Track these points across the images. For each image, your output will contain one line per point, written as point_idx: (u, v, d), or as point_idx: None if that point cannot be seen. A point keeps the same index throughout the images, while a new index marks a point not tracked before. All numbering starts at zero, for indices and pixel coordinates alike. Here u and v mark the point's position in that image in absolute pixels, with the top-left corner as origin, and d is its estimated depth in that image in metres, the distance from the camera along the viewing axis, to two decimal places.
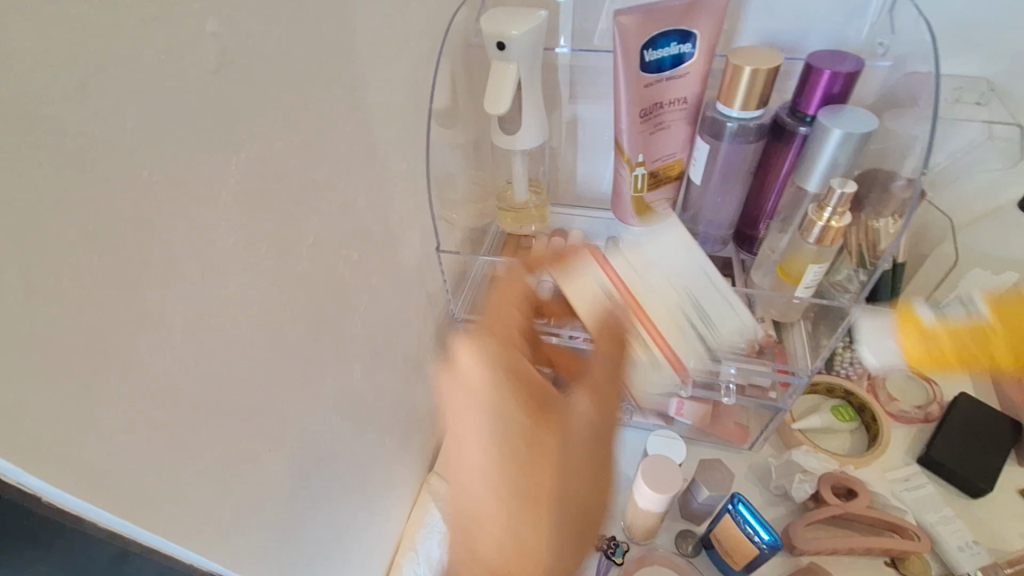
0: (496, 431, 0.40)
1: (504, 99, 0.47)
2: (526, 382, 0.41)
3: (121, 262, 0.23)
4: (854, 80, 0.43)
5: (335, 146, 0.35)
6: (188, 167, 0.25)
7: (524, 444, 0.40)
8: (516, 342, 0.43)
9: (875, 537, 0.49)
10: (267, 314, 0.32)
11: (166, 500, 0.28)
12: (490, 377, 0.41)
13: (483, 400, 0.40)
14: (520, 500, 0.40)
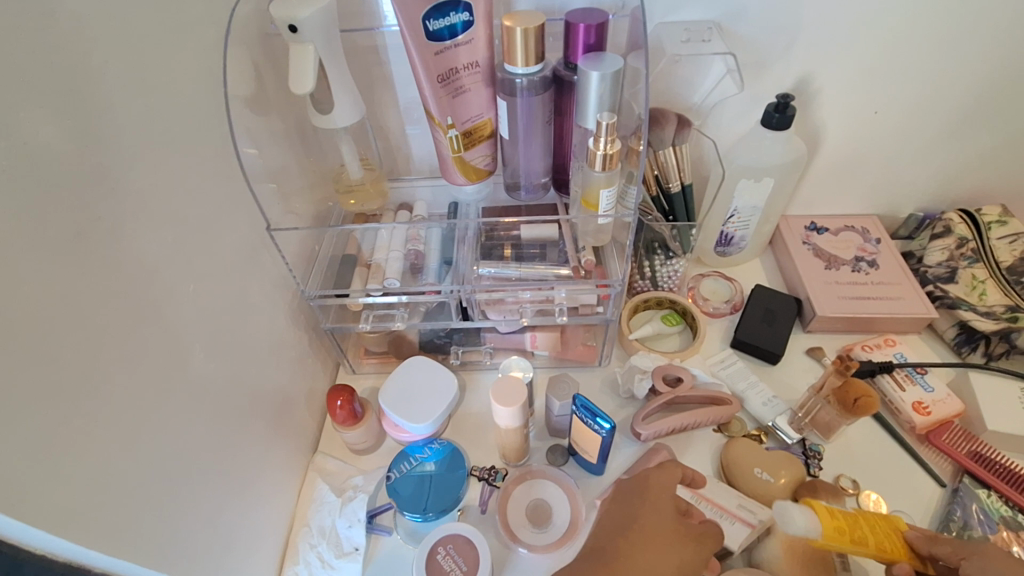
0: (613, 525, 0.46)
1: (308, 79, 0.51)
2: (637, 489, 0.48)
3: None
4: (604, 31, 0.51)
5: (129, 135, 0.37)
6: None
7: (613, 539, 0.45)
8: (654, 488, 0.48)
9: (700, 410, 0.60)
10: (87, 300, 0.34)
11: (8, 483, 0.28)
12: (636, 512, 0.46)
13: (635, 518, 0.46)
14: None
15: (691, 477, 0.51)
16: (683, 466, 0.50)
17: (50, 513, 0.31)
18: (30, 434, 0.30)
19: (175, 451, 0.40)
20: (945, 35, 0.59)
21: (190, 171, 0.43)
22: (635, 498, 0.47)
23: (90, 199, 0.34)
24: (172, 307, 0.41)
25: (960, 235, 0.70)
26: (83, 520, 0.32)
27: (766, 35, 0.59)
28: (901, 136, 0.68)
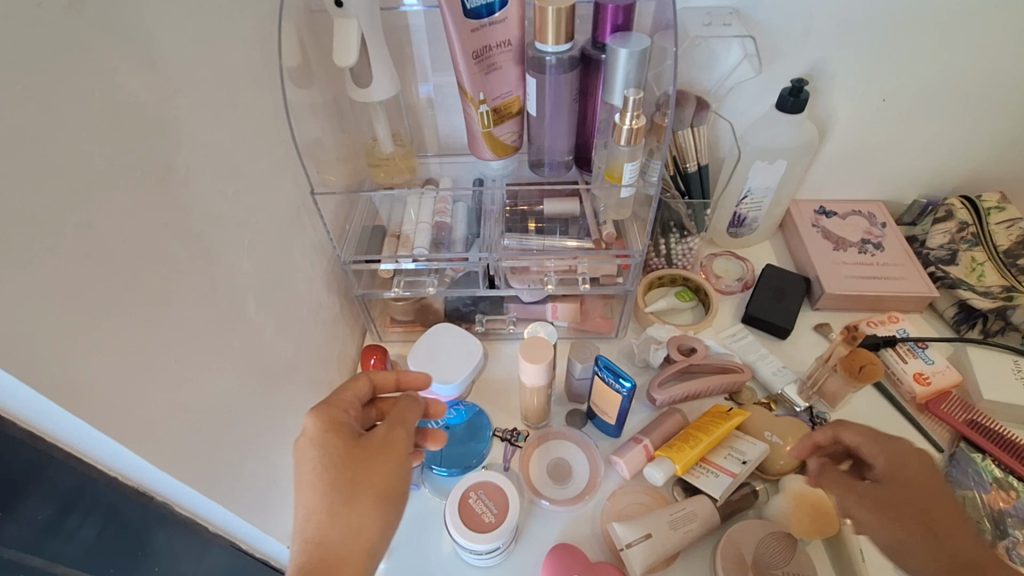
0: (323, 470, 0.42)
1: (351, 53, 0.53)
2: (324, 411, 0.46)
3: (36, 188, 0.28)
4: (631, 12, 0.54)
5: (200, 97, 0.40)
6: (78, 110, 0.30)
7: (325, 479, 0.42)
8: (337, 401, 0.47)
9: (713, 377, 0.63)
10: (168, 247, 0.37)
11: (104, 405, 0.32)
12: (333, 450, 0.43)
13: (336, 452, 0.43)
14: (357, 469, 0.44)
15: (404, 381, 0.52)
16: (366, 377, 0.50)
17: (136, 435, 0.34)
18: (123, 363, 0.33)
19: (232, 392, 0.43)
20: (950, 25, 0.62)
21: (247, 131, 0.46)
22: (319, 437, 0.43)
23: (168, 149, 0.37)
24: (231, 258, 0.43)
25: (961, 220, 0.73)
26: (161, 447, 0.36)
27: (780, 22, 0.62)
28: (907, 123, 0.71)
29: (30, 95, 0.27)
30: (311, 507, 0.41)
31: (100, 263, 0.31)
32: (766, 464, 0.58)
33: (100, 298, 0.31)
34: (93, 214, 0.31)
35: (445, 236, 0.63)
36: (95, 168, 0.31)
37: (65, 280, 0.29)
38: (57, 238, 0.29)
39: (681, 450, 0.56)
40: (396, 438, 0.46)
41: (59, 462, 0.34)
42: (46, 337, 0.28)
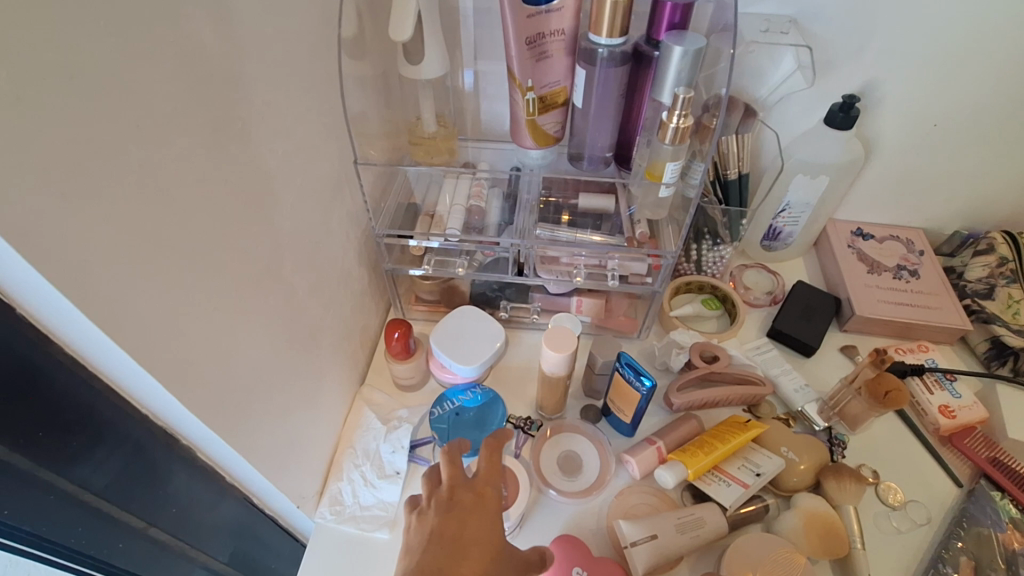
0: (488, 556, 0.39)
1: (406, 27, 0.54)
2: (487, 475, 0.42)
3: (103, 118, 0.28)
4: (689, 11, 0.53)
5: (261, 54, 0.40)
6: (151, 49, 0.31)
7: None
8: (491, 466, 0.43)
9: (733, 387, 0.62)
10: (219, 195, 0.37)
11: (144, 339, 0.32)
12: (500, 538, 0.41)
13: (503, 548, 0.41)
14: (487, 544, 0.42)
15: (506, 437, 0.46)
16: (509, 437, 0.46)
17: (172, 374, 0.35)
18: (166, 301, 0.34)
19: (261, 347, 0.44)
20: (1015, 54, 0.61)
21: (300, 93, 0.46)
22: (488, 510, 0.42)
23: (228, 102, 0.38)
24: (274, 215, 0.44)
25: (1001, 255, 0.70)
26: (193, 388, 0.36)
27: (838, 36, 0.61)
28: (957, 151, 0.70)
29: (110, 28, 0.28)
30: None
31: (156, 201, 0.32)
32: (778, 480, 0.57)
33: (151, 235, 0.32)
34: (154, 152, 0.32)
35: (478, 220, 0.64)
36: (159, 108, 0.32)
37: (122, 212, 0.30)
38: (119, 171, 0.30)
39: (693, 458, 0.55)
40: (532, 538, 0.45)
41: (97, 393, 0.35)
42: (98, 265, 0.29)
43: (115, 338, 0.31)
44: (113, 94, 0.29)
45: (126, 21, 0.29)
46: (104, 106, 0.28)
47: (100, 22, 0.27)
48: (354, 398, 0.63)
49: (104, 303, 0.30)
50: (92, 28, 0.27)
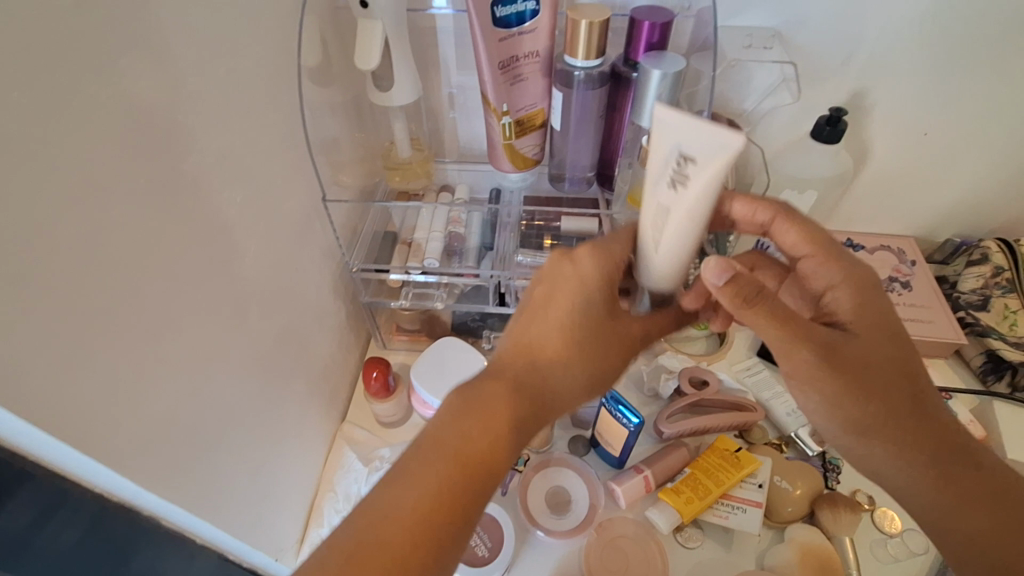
0: (508, 386, 0.39)
1: (373, 55, 0.51)
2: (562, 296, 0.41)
3: (23, 200, 0.26)
4: (667, 30, 0.51)
5: (212, 101, 0.38)
6: (80, 118, 0.29)
7: (528, 408, 0.39)
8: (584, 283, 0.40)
9: (724, 415, 0.61)
10: (170, 258, 0.35)
11: (86, 426, 0.30)
12: (547, 339, 0.40)
13: (552, 406, 0.40)
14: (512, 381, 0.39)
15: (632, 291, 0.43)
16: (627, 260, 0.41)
17: (118, 454, 0.32)
18: (110, 381, 0.32)
19: (225, 406, 0.42)
20: (1008, 61, 0.59)
21: (260, 134, 0.44)
22: (551, 304, 0.41)
23: (176, 157, 0.35)
24: (237, 268, 0.42)
25: (996, 265, 0.69)
26: (145, 465, 0.34)
27: (824, 48, 0.59)
28: (947, 159, 0.68)
29: (26, 104, 0.26)
30: (495, 420, 0.37)
31: (93, 278, 0.30)
32: (772, 510, 0.56)
33: (89, 315, 0.30)
34: (89, 227, 0.30)
35: (457, 248, 0.62)
36: (94, 178, 0.30)
37: (52, 297, 0.28)
38: (45, 255, 0.27)
39: (690, 500, 0.54)
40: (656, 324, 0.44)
41: (44, 477, 0.33)
42: (25, 358, 0.27)
43: (51, 431, 0.29)
44: (35, 173, 0.27)
45: (46, 93, 0.27)
46: (24, 188, 0.26)
47: (13, 100, 0.25)
48: (334, 436, 0.62)
49: (32, 396, 0.27)
50: (4, 107, 0.25)
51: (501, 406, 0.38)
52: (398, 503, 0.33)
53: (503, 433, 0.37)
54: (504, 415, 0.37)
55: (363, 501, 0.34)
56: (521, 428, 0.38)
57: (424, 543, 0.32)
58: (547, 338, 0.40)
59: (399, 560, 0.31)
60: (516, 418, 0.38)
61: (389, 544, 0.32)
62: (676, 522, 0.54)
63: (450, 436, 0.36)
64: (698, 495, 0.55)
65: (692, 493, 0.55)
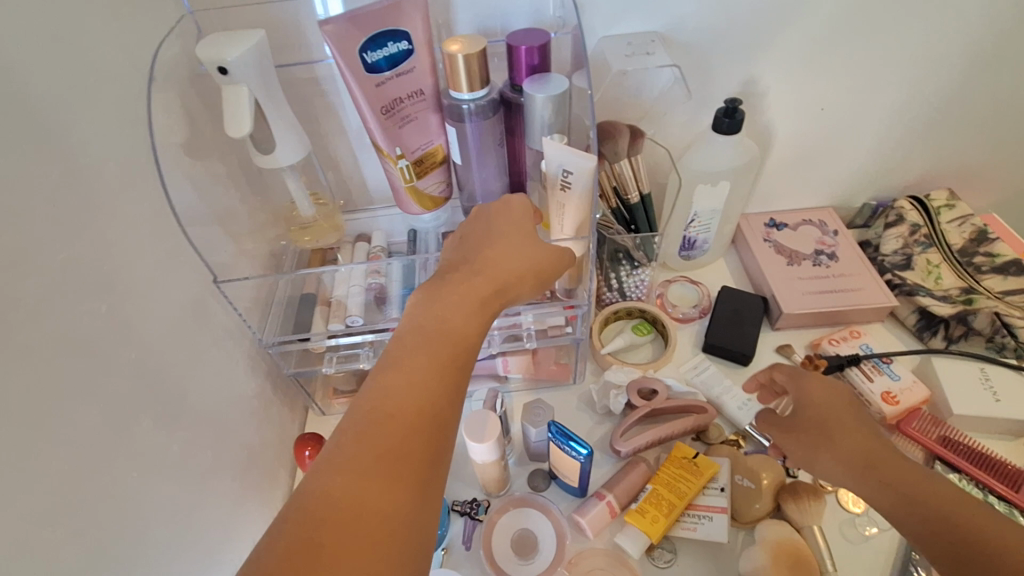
0: (400, 389, 0.36)
1: (244, 121, 0.48)
2: (447, 293, 0.42)
3: None
4: (546, 51, 0.50)
5: (45, 212, 0.35)
6: None
7: (452, 369, 0.39)
8: (472, 277, 0.44)
9: (678, 421, 0.60)
10: (23, 395, 0.32)
11: None
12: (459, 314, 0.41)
13: (473, 352, 0.40)
14: (400, 386, 0.37)
15: (523, 272, 0.45)
16: (503, 243, 0.46)
17: None
18: None
19: (130, 531, 0.38)
20: (878, 29, 0.60)
21: (121, 231, 0.41)
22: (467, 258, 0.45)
23: (10, 282, 0.32)
24: (115, 383, 0.39)
25: (912, 222, 0.72)
26: None
27: (708, 42, 0.59)
28: (847, 128, 0.69)
29: None
30: (417, 387, 0.37)
31: None
32: (740, 511, 0.55)
33: None
34: None
35: (379, 301, 0.59)
36: None
37: None
38: None
39: (654, 520, 0.52)
40: (555, 256, 0.48)
41: None
42: None
43: None
44: None
45: None
46: None
47: None
48: None
49: None
50: None
51: (394, 415, 0.35)
52: (333, 488, 0.32)
53: (394, 446, 0.34)
54: (393, 429, 0.35)
55: (294, 495, 0.33)
56: (421, 442, 0.35)
57: (377, 518, 0.32)
58: (430, 336, 0.40)
59: (338, 539, 0.30)
60: (409, 430, 0.35)
61: (323, 525, 0.31)
62: (643, 544, 0.52)
63: (342, 456, 0.33)
64: (660, 512, 0.53)
65: (654, 511, 0.53)
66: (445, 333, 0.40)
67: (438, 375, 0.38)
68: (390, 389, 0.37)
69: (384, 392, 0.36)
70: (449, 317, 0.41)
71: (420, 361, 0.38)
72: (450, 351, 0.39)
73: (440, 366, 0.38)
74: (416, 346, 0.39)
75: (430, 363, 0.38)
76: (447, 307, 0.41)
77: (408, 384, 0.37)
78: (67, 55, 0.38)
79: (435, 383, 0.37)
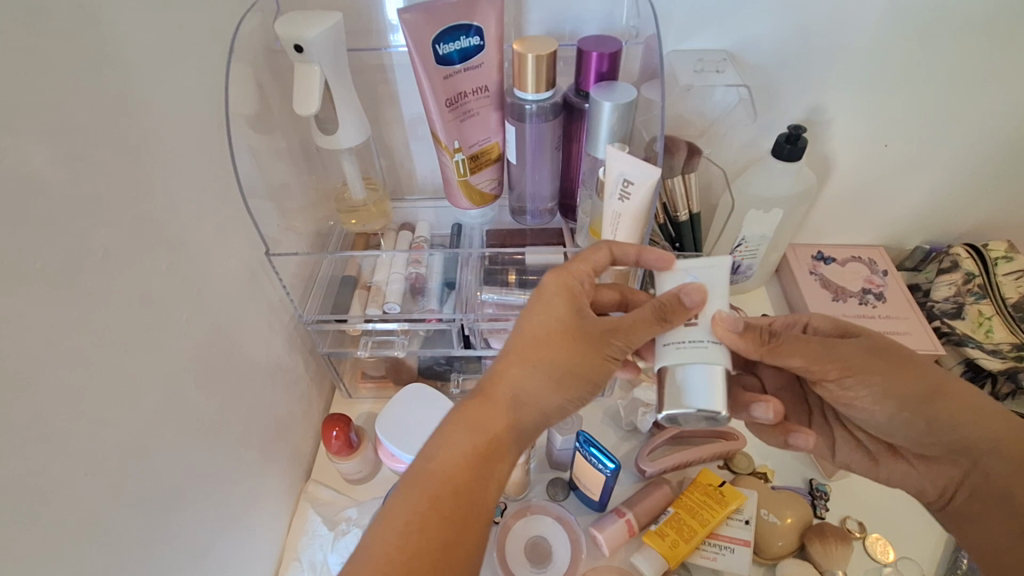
0: (402, 551, 0.33)
1: (313, 100, 0.49)
2: (464, 421, 0.39)
3: None
4: (617, 59, 0.50)
5: (122, 168, 0.36)
6: None
7: (457, 505, 0.35)
8: (496, 401, 0.39)
9: (708, 446, 0.58)
10: (82, 344, 0.33)
11: None
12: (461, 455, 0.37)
13: (486, 491, 0.37)
14: (400, 546, 0.33)
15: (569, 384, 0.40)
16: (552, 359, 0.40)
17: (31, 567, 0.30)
18: (15, 488, 0.29)
19: (162, 490, 0.39)
20: (956, 69, 0.58)
21: (188, 194, 0.42)
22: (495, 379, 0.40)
23: (82, 232, 0.33)
24: (166, 341, 0.39)
25: (967, 271, 0.69)
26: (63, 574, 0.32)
27: (779, 66, 0.58)
28: (910, 168, 0.68)
29: None
30: (416, 543, 0.34)
31: None
32: (762, 547, 0.53)
33: None
34: None
35: (418, 289, 0.59)
36: None
37: None
38: None
39: (674, 545, 0.51)
40: (593, 361, 0.40)
41: None
42: None
43: None
44: None
45: None
46: None
47: None
48: (299, 496, 0.60)
49: None
50: None
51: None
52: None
53: None
54: None
55: None
56: None
57: None
58: (438, 475, 0.36)
59: None
60: None
61: None
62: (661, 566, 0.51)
63: None
64: (682, 535, 0.52)
65: (675, 534, 0.52)
66: (454, 471, 0.36)
67: (441, 524, 0.35)
68: (394, 549, 0.33)
69: (385, 549, 0.33)
70: (456, 448, 0.37)
71: (421, 512, 0.35)
72: (455, 492, 0.36)
73: (447, 513, 0.35)
74: (426, 487, 0.36)
75: (429, 509, 0.35)
76: (458, 439, 0.38)
77: (406, 547, 0.33)
78: (158, 19, 0.39)
79: (435, 537, 0.34)
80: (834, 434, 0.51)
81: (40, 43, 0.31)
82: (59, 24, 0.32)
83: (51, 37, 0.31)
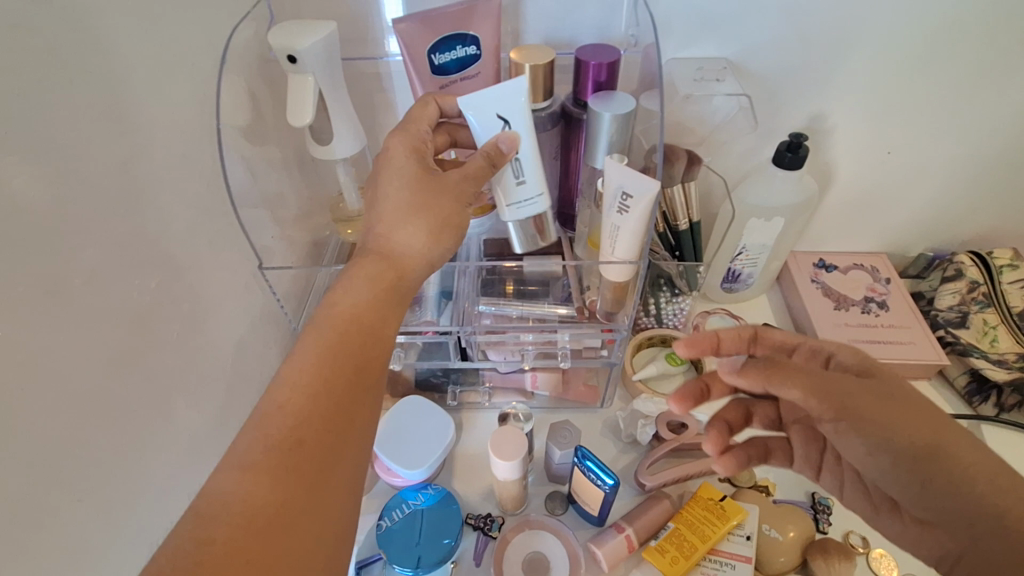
0: (306, 374, 0.35)
1: (307, 111, 0.48)
2: (346, 269, 0.40)
3: None
4: (615, 69, 0.49)
5: (109, 185, 0.35)
6: None
7: (354, 337, 0.37)
8: (371, 250, 0.41)
9: (708, 460, 0.57)
10: (67, 368, 0.32)
11: None
12: (354, 301, 0.38)
13: (379, 328, 0.39)
14: (302, 369, 0.35)
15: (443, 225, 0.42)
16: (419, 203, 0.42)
17: None
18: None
19: (149, 512, 0.38)
20: (960, 76, 0.58)
21: (178, 209, 0.41)
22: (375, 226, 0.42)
23: (67, 253, 0.32)
24: (155, 360, 0.39)
25: (971, 279, 0.68)
26: None
27: (780, 73, 0.58)
28: (914, 175, 0.67)
29: None
30: (317, 368, 0.35)
31: None
32: (764, 563, 0.53)
33: None
34: None
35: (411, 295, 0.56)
36: None
37: None
38: None
39: (673, 560, 0.51)
40: (454, 208, 0.43)
41: None
42: None
43: None
44: None
45: None
46: None
47: None
48: None
49: None
50: None
51: (296, 403, 0.34)
52: (213, 509, 0.30)
53: (295, 432, 0.33)
54: (296, 415, 0.33)
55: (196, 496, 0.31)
56: (328, 433, 0.34)
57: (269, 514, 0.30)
58: (330, 309, 0.38)
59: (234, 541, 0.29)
60: (316, 412, 0.34)
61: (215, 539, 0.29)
62: None
63: (241, 448, 0.32)
64: (682, 549, 0.51)
65: (675, 549, 0.51)
66: (347, 312, 0.38)
67: (345, 355, 0.36)
68: (297, 373, 0.35)
69: (291, 374, 0.35)
70: (347, 294, 0.39)
71: (326, 343, 0.36)
72: (354, 326, 0.38)
73: (347, 344, 0.37)
74: (323, 319, 0.37)
75: (332, 338, 0.37)
76: (344, 287, 0.39)
77: (309, 374, 0.35)
78: (148, 32, 0.38)
79: (337, 360, 0.36)
80: (844, 476, 0.45)
81: (23, 60, 0.30)
82: (43, 41, 0.31)
83: (34, 53, 0.30)
